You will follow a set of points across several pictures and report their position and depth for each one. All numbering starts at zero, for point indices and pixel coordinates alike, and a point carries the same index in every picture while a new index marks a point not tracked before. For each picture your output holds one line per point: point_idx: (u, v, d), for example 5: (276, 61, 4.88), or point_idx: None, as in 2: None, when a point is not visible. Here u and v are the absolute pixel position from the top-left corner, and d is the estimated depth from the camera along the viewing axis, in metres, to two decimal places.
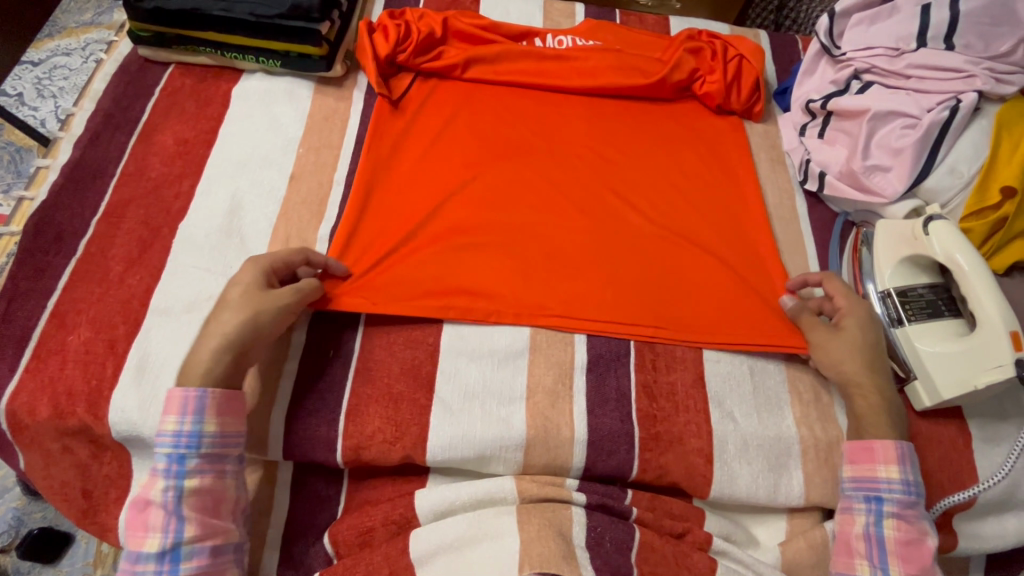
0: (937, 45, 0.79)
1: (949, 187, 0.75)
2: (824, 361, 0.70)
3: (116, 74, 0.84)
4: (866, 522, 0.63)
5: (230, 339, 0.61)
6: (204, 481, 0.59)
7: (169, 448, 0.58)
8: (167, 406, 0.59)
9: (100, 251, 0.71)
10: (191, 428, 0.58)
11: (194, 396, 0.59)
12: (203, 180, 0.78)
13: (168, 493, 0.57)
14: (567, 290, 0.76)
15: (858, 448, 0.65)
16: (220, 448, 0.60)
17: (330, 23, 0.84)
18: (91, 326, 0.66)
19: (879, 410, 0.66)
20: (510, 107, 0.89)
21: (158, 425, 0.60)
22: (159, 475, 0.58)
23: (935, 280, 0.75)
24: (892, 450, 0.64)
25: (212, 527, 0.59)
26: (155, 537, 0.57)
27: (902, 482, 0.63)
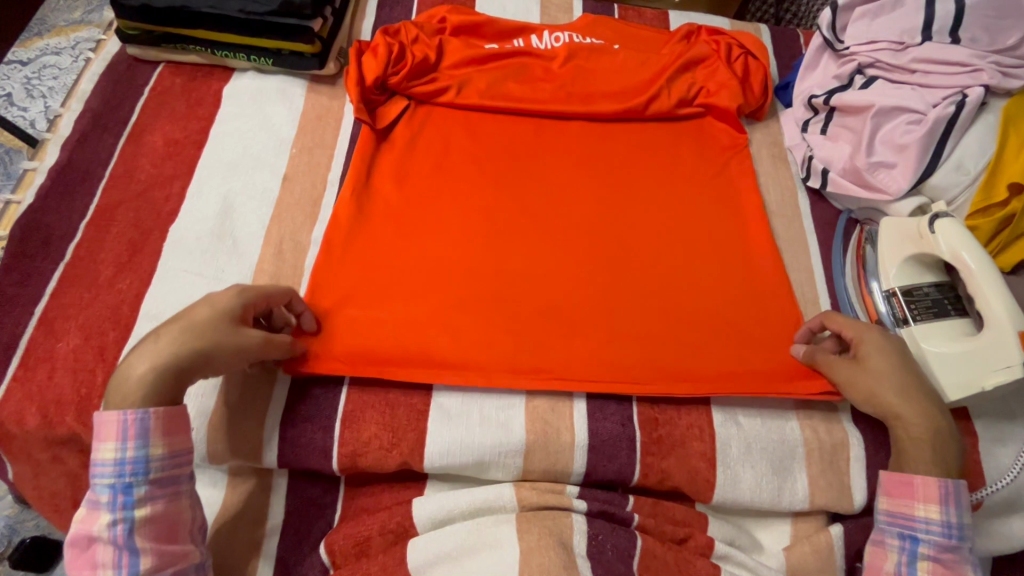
0: (942, 39, 0.77)
1: (955, 184, 0.74)
2: (856, 397, 0.67)
3: (103, 73, 0.82)
4: (899, 560, 0.61)
5: (174, 363, 0.57)
6: (155, 507, 0.55)
7: (110, 479, 0.54)
8: (103, 434, 0.55)
9: (88, 255, 0.70)
10: (134, 454, 0.55)
11: (134, 419, 0.55)
12: (193, 182, 0.76)
13: (115, 527, 0.54)
14: (568, 309, 0.74)
15: (896, 482, 0.63)
16: (169, 471, 0.56)
17: (322, 20, 0.83)
18: (80, 333, 0.65)
19: (925, 440, 0.63)
20: (505, 139, 0.87)
21: (94, 456, 0.56)
22: (102, 508, 0.55)
23: (941, 278, 0.74)
24: (934, 488, 0.61)
25: (171, 552, 0.55)
26: (107, 573, 0.54)
27: (942, 523, 0.61)
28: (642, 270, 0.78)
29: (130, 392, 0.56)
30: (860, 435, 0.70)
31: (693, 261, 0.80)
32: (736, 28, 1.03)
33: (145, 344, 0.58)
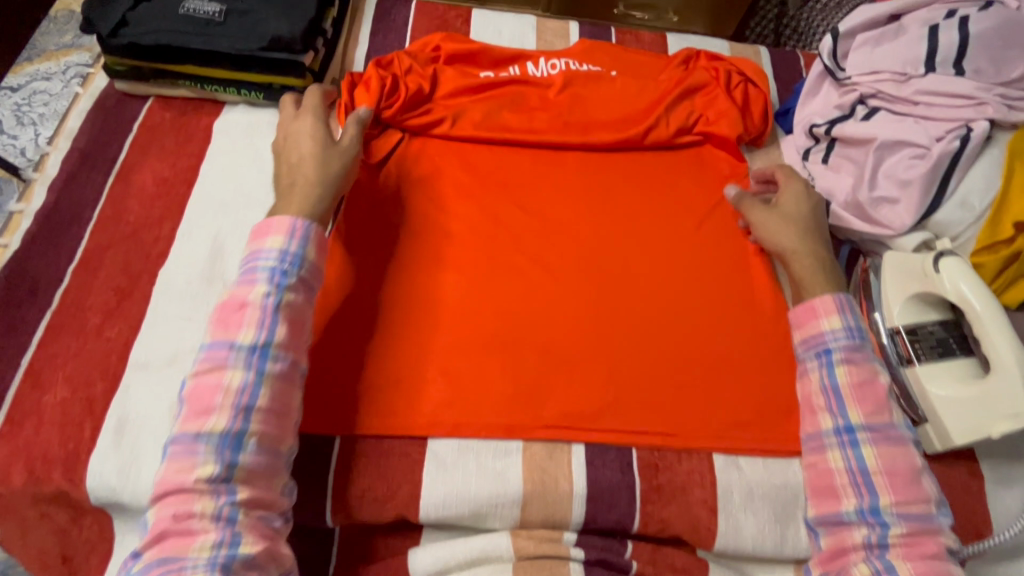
0: (947, 70, 0.76)
1: (959, 221, 0.72)
2: (764, 233, 0.78)
3: (91, 110, 0.80)
4: (821, 376, 0.67)
5: (319, 178, 0.70)
6: (297, 298, 0.64)
7: (274, 262, 0.63)
8: (273, 228, 0.65)
9: (76, 302, 0.68)
10: (296, 249, 0.64)
11: (303, 225, 0.65)
12: (184, 221, 0.75)
13: (268, 298, 0.61)
14: (567, 353, 0.73)
15: (801, 311, 0.72)
16: (315, 274, 0.66)
17: (313, 53, 0.80)
18: (68, 384, 0.64)
19: (815, 269, 0.74)
20: (501, 171, 0.85)
21: (257, 247, 0.64)
22: (257, 279, 0.62)
23: (946, 315, 0.73)
24: (830, 302, 0.70)
25: (296, 344, 0.62)
26: (250, 331, 0.60)
27: (845, 329, 0.68)
28: (641, 309, 0.77)
29: (305, 208, 0.67)
30: None
31: (692, 296, 0.79)
32: (736, 52, 1.02)
33: (287, 183, 0.70)
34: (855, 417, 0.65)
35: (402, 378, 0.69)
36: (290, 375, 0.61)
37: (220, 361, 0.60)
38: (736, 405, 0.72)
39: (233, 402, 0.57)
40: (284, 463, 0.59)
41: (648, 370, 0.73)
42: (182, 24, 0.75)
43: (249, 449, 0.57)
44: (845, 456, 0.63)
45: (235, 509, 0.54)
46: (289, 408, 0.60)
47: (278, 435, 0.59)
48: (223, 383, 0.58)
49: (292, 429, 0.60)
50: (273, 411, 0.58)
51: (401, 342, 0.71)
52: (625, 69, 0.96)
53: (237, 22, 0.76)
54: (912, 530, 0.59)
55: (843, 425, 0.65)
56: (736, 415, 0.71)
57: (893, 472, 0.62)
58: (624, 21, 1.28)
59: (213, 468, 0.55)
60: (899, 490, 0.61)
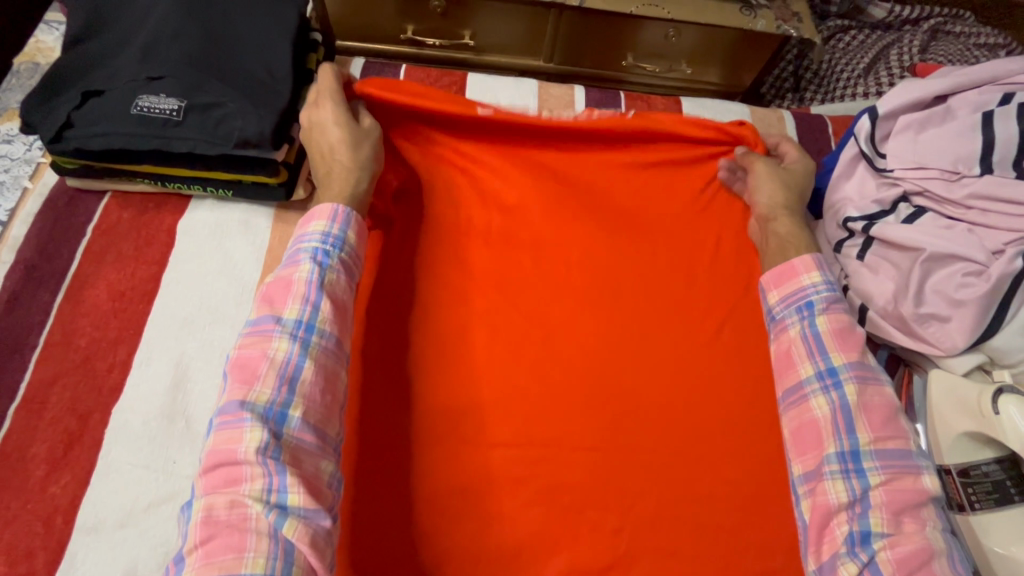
0: (1005, 171, 0.67)
1: (1021, 348, 0.63)
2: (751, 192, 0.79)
3: (40, 212, 0.72)
4: (802, 326, 0.65)
5: (354, 161, 0.70)
6: (339, 280, 0.63)
7: (318, 241, 0.63)
8: (316, 213, 0.65)
9: (18, 451, 0.60)
10: (339, 232, 0.64)
11: (346, 208, 0.66)
12: (142, 343, 0.67)
13: (313, 275, 0.60)
14: (575, 495, 0.65)
15: (778, 272, 0.69)
16: (355, 260, 0.66)
17: (288, 146, 0.72)
18: (5, 557, 0.56)
19: (796, 227, 0.74)
20: (502, 269, 0.77)
21: (300, 232, 0.64)
22: (302, 260, 0.62)
23: (1002, 451, 0.64)
24: (809, 261, 0.69)
25: (340, 325, 0.61)
26: (295, 306, 0.58)
27: (825, 281, 0.67)
28: (657, 437, 0.69)
29: (347, 193, 0.68)
30: None
31: (712, 419, 0.70)
32: (757, 120, 0.93)
33: (324, 172, 0.70)
34: (837, 361, 0.62)
35: (389, 530, 0.61)
36: (336, 356, 0.59)
37: (265, 334, 0.57)
38: (764, 554, 0.64)
39: (277, 373, 0.55)
40: (331, 449, 0.56)
41: (664, 512, 0.65)
42: (136, 125, 0.66)
43: (294, 424, 0.53)
44: (829, 399, 0.61)
45: (287, 492, 0.49)
46: (336, 391, 0.58)
47: (326, 416, 0.56)
48: (268, 353, 0.56)
49: (337, 411, 0.58)
50: (319, 385, 0.56)
51: (387, 484, 0.64)
52: (636, 142, 0.86)
53: (199, 118, 0.67)
54: (890, 477, 0.57)
55: (825, 369, 0.62)
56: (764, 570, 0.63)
57: (871, 410, 0.60)
58: (631, 71, 1.19)
59: (260, 435, 0.51)
60: (877, 427, 0.59)
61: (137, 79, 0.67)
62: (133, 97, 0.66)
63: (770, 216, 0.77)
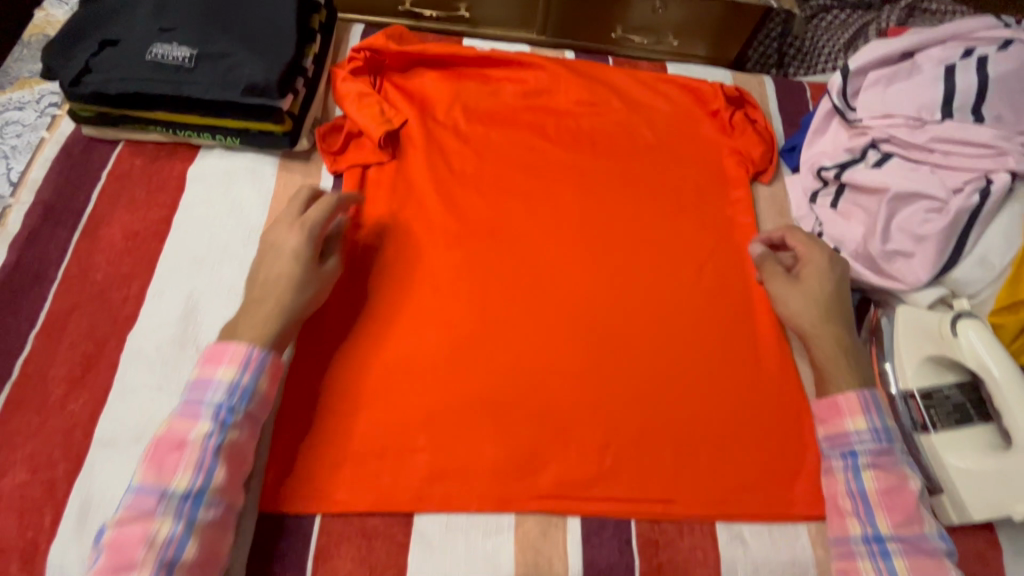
0: (965, 116, 0.72)
1: (978, 280, 0.68)
2: (781, 309, 0.73)
3: (56, 158, 0.76)
4: (847, 479, 0.63)
5: (291, 299, 0.65)
6: (241, 436, 0.58)
7: (222, 396, 0.58)
8: (223, 359, 0.60)
9: (38, 372, 0.64)
10: (247, 382, 0.59)
11: (258, 354, 0.61)
12: (155, 279, 0.70)
13: (210, 439, 0.56)
14: (563, 418, 0.69)
15: (824, 405, 0.67)
16: (263, 407, 0.61)
17: (293, 96, 0.76)
18: (29, 465, 0.60)
19: (838, 351, 0.69)
20: (497, 215, 0.81)
21: (205, 375, 0.59)
22: (201, 416, 0.57)
23: (963, 375, 0.68)
24: (854, 400, 0.65)
25: (231, 486, 0.57)
26: (185, 475, 0.54)
27: (871, 431, 0.64)
28: (641, 367, 0.73)
29: (263, 332, 0.62)
30: None
31: (694, 352, 0.74)
32: (739, 82, 0.97)
33: (255, 296, 0.65)
34: (884, 528, 0.61)
35: (389, 450, 0.66)
36: (223, 521, 0.56)
37: (145, 509, 0.53)
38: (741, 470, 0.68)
39: (157, 556, 0.51)
40: None
41: (647, 433, 0.69)
42: (151, 72, 0.70)
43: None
44: (877, 568, 0.59)
45: None
46: (217, 555, 0.55)
47: None
48: (148, 535, 0.52)
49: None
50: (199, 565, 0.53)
51: (386, 408, 0.68)
52: (623, 102, 0.91)
53: (210, 67, 0.71)
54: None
55: (872, 534, 0.61)
56: (739, 485, 0.68)
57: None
58: (622, 47, 1.24)
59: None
60: None
61: (151, 30, 0.71)
62: (147, 45, 0.71)
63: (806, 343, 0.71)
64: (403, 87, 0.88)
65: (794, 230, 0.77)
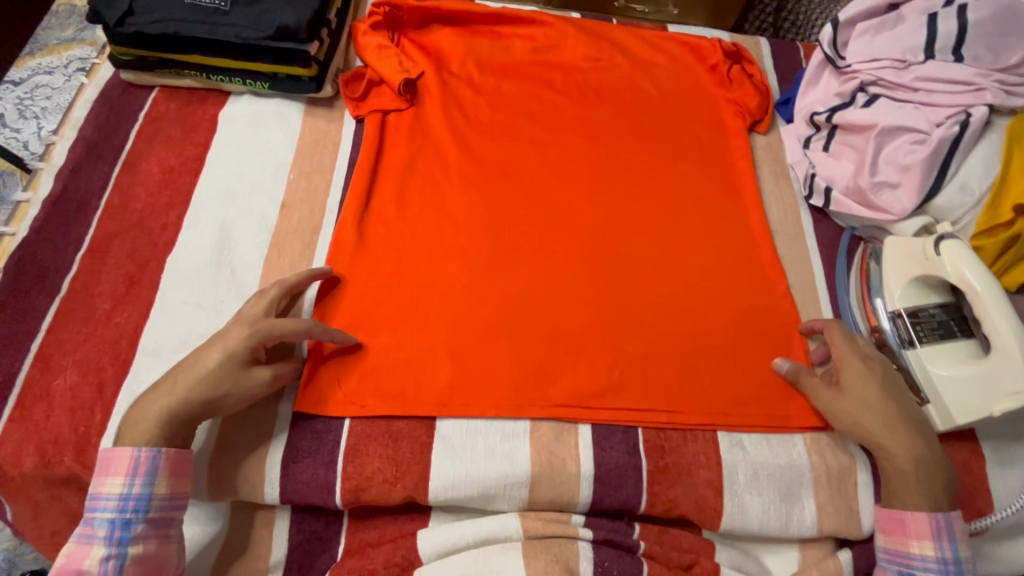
0: (945, 57, 0.77)
1: (960, 205, 0.73)
2: (835, 421, 0.68)
3: (98, 101, 0.81)
4: None
5: (192, 397, 0.59)
6: (149, 547, 0.56)
7: (113, 512, 0.56)
8: (111, 469, 0.57)
9: (84, 288, 0.69)
10: (140, 490, 0.56)
11: (147, 456, 0.57)
12: (191, 209, 0.75)
13: (108, 562, 0.54)
14: (573, 336, 0.74)
15: (888, 518, 0.64)
16: (169, 510, 0.58)
17: (319, 43, 0.81)
18: (78, 369, 0.64)
19: (911, 461, 0.64)
20: (510, 158, 0.86)
21: (95, 491, 0.57)
22: (96, 541, 0.55)
23: (946, 298, 0.74)
24: (924, 522, 0.62)
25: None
26: None
27: (939, 559, 0.61)
28: (647, 293, 0.77)
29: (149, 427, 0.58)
30: (866, 459, 0.70)
31: (696, 280, 0.79)
32: (736, 40, 1.02)
33: (173, 375, 0.60)
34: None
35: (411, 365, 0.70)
36: None
37: None
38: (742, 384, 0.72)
39: None
40: None
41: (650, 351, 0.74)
42: (189, 13, 0.76)
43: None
44: None
45: None
46: None
47: None
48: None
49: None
50: None
51: (406, 327, 0.72)
52: (627, 58, 0.96)
53: (243, 11, 0.77)
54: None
55: None
56: (739, 398, 0.72)
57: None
58: (624, 14, 1.32)
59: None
60: None
61: None
62: None
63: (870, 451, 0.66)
64: (419, 42, 0.93)
65: (835, 325, 0.72)
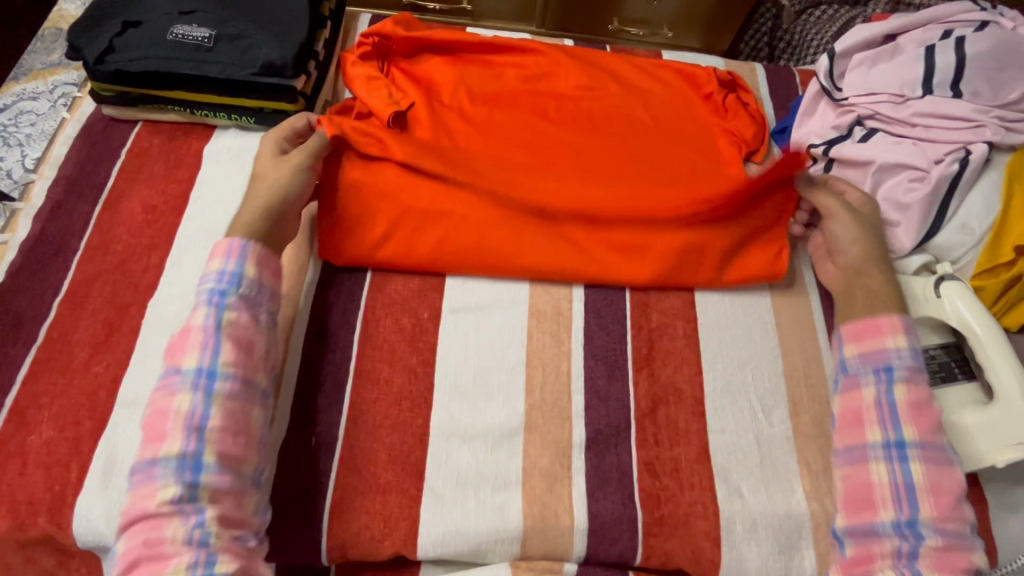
0: (944, 92, 0.76)
1: (960, 245, 0.72)
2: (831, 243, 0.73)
3: (78, 137, 0.80)
4: (877, 391, 0.64)
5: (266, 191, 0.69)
6: (240, 317, 0.61)
7: (212, 283, 0.61)
8: (214, 251, 0.64)
9: (62, 336, 0.67)
10: (233, 268, 0.62)
11: (239, 243, 0.63)
12: (173, 250, 0.73)
13: (209, 319, 0.60)
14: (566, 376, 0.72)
15: (863, 325, 0.67)
16: (259, 292, 0.63)
17: (305, 77, 0.80)
18: (54, 424, 0.62)
19: (887, 284, 0.69)
20: (506, 141, 0.87)
21: (203, 269, 0.64)
22: (199, 303, 0.61)
23: (946, 339, 0.72)
24: (897, 322, 0.66)
25: (247, 362, 0.60)
26: (194, 354, 0.59)
27: (910, 350, 0.64)
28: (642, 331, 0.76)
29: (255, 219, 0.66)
30: None
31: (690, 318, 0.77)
32: (731, 68, 1.01)
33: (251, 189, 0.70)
34: (908, 435, 0.61)
35: (399, 413, 0.68)
36: (242, 395, 0.59)
37: (170, 387, 0.58)
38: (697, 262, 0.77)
39: (184, 425, 0.56)
40: (250, 482, 0.58)
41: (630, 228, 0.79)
42: (171, 50, 0.75)
43: (209, 468, 0.55)
44: (891, 470, 0.60)
45: (205, 527, 0.54)
46: (246, 428, 0.58)
47: (238, 456, 0.57)
48: (172, 408, 0.57)
49: (256, 445, 0.59)
50: (227, 430, 0.57)
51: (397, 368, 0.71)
52: (621, 87, 0.94)
53: (227, 47, 0.76)
54: (946, 544, 0.57)
55: (893, 439, 0.61)
56: (738, 439, 0.71)
57: (937, 491, 0.59)
58: (618, 36, 1.34)
59: (174, 489, 0.54)
60: (942, 511, 0.59)
61: (171, 13, 0.76)
62: (168, 26, 0.76)
63: (858, 272, 0.71)
64: (409, 71, 0.91)
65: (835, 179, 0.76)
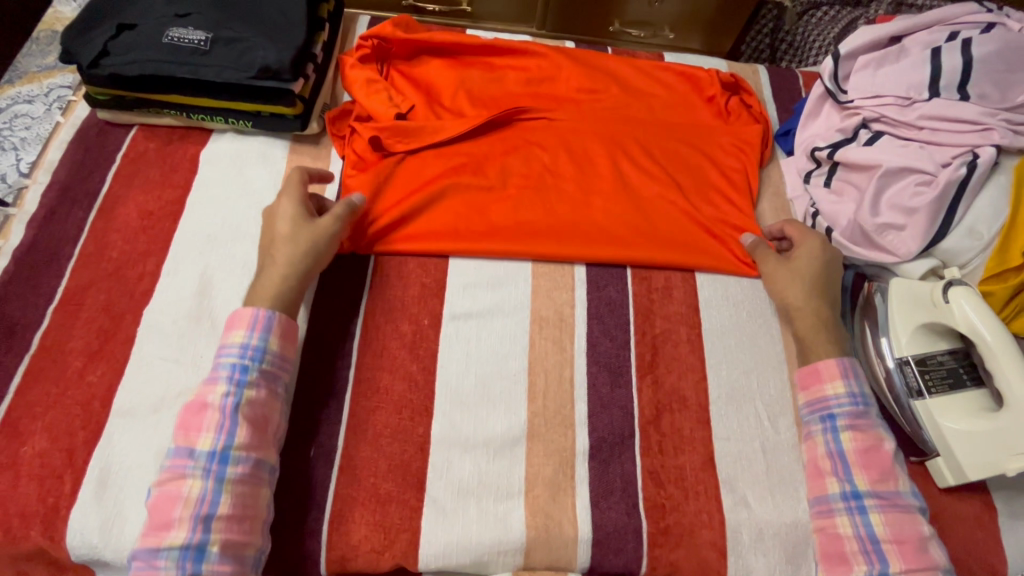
0: (951, 95, 0.75)
1: (968, 249, 0.71)
2: (771, 287, 0.75)
3: (73, 142, 0.78)
4: (826, 441, 0.65)
5: (298, 264, 0.68)
6: (259, 394, 0.61)
7: (235, 358, 0.61)
8: (234, 322, 0.63)
9: (56, 345, 0.65)
10: (257, 343, 0.62)
11: (264, 315, 0.63)
12: (169, 257, 0.72)
13: (228, 399, 0.59)
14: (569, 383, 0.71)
15: (806, 372, 0.69)
16: (278, 366, 0.63)
17: (303, 80, 0.79)
18: (47, 435, 0.61)
19: (819, 327, 0.71)
20: None
21: (221, 342, 0.63)
22: (219, 379, 0.60)
23: (954, 344, 0.71)
24: (833, 365, 0.67)
25: (260, 443, 0.59)
26: (208, 437, 0.57)
27: (849, 394, 0.66)
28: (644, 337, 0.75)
29: (293, 258, 0.68)
30: None
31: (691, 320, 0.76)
32: (734, 70, 1.00)
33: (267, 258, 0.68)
34: (861, 484, 0.62)
35: (399, 422, 0.67)
36: (253, 476, 0.58)
37: (179, 470, 0.57)
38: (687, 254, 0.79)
39: (192, 513, 0.55)
40: (251, 565, 0.56)
41: (626, 208, 0.81)
42: (167, 54, 0.73)
43: (212, 558, 0.54)
44: (853, 522, 0.61)
45: None
46: (253, 511, 0.57)
47: (242, 542, 0.56)
48: (182, 494, 0.55)
49: (260, 529, 0.58)
50: (236, 517, 0.55)
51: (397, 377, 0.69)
52: (622, 89, 0.93)
53: (224, 50, 0.74)
54: None
55: (850, 491, 0.62)
56: (743, 447, 0.70)
57: (901, 539, 0.60)
58: (619, 37, 1.33)
59: None
60: (910, 560, 0.59)
61: (166, 16, 0.75)
62: (164, 29, 0.74)
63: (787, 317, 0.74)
64: (409, 75, 0.90)
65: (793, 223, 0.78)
